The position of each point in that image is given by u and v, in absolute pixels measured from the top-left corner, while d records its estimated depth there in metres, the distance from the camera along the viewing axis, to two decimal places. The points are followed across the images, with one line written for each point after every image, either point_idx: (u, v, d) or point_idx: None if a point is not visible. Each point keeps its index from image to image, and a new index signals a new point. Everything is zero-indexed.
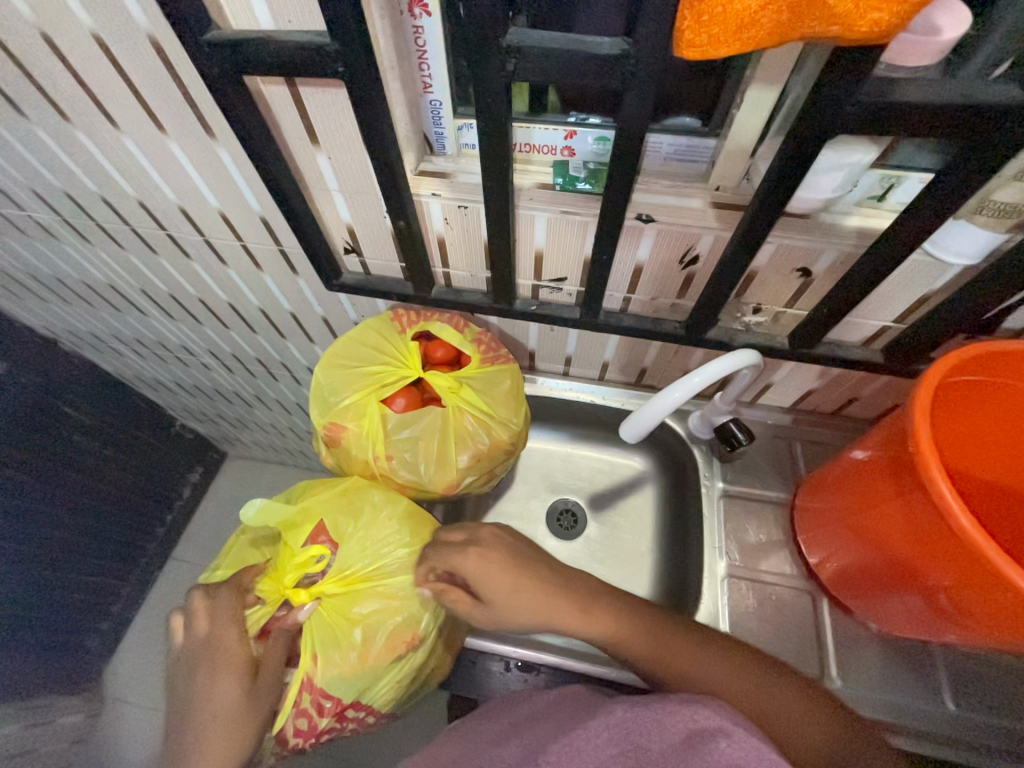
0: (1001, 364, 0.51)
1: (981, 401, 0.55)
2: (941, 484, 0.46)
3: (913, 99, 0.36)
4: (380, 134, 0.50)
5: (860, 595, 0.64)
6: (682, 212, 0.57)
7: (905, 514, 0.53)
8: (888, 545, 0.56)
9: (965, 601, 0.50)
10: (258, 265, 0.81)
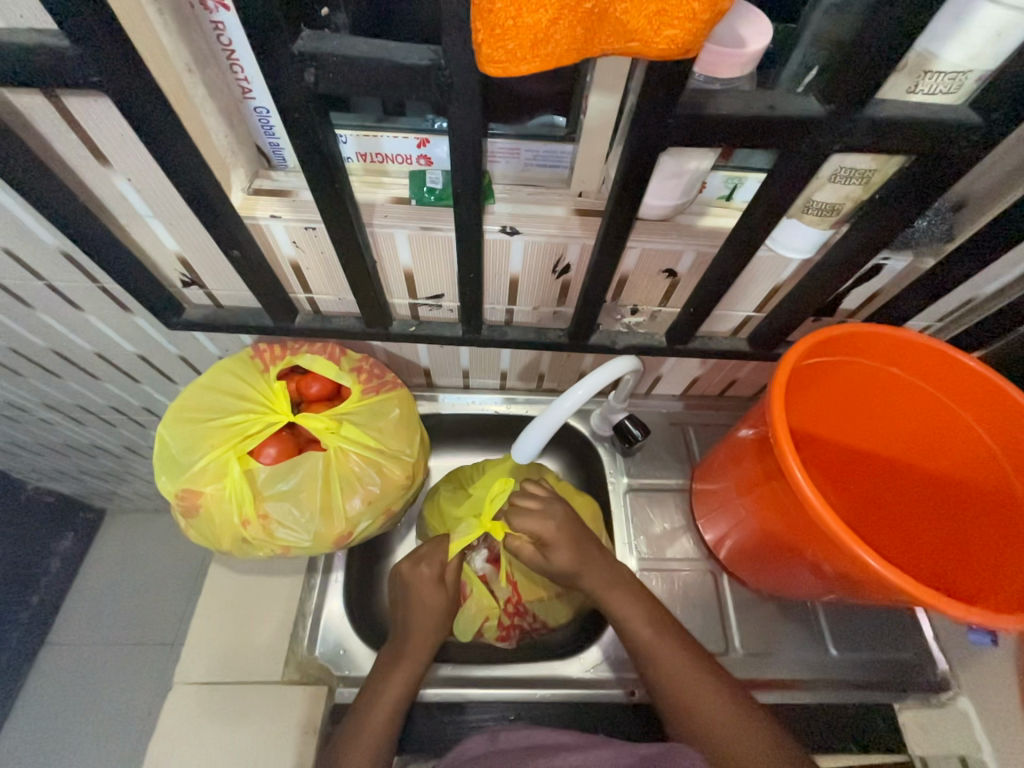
0: (844, 347, 0.55)
1: (834, 380, 0.59)
2: (796, 469, 0.49)
3: (728, 111, 0.36)
4: (177, 154, 0.42)
5: (755, 570, 0.68)
6: (546, 222, 0.55)
7: (778, 495, 0.56)
8: (771, 523, 0.59)
9: (829, 569, 0.54)
10: (77, 305, 0.67)
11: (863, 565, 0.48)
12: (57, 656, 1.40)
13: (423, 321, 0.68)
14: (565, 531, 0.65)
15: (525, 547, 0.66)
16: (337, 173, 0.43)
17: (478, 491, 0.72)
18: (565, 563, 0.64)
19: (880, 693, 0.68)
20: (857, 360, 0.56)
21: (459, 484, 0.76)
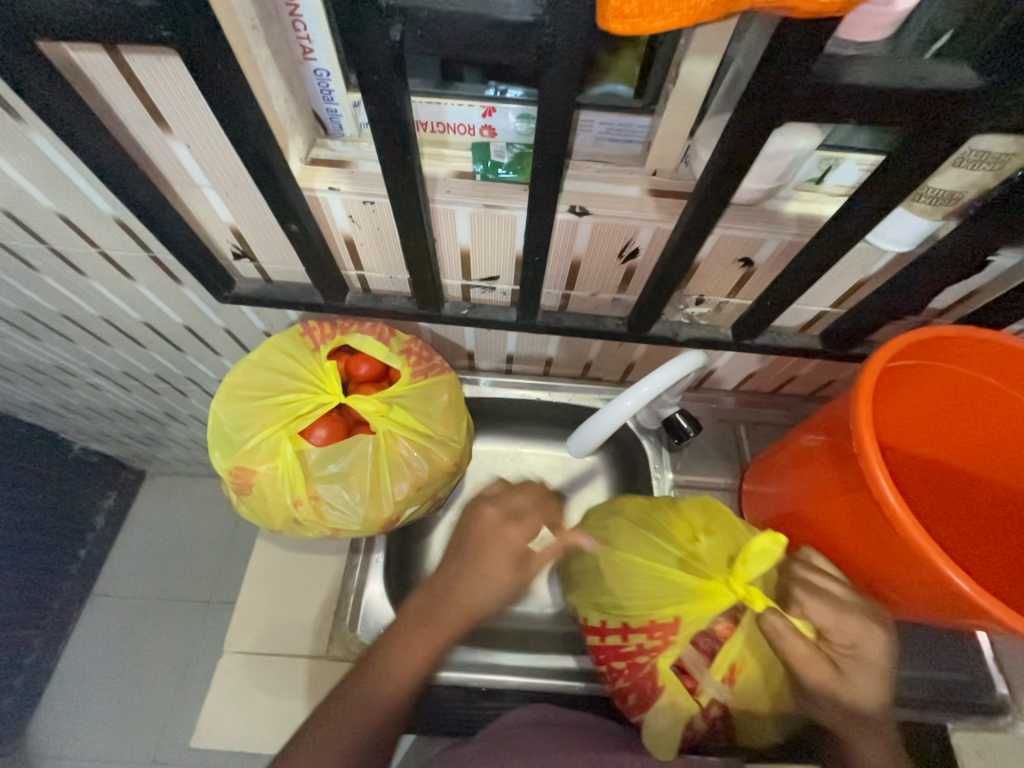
0: (937, 349, 0.51)
1: (919, 384, 0.55)
2: (882, 479, 0.46)
3: (866, 81, 0.31)
4: (244, 120, 0.39)
5: None
6: (618, 202, 0.51)
7: (853, 502, 0.52)
8: (835, 533, 0.56)
9: (901, 584, 0.51)
10: (129, 275, 0.67)
11: (946, 583, 0.44)
12: (105, 605, 1.48)
13: (474, 304, 0.65)
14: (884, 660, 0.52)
15: (794, 638, 0.52)
16: (410, 144, 0.40)
17: (722, 532, 0.60)
18: (872, 693, 0.51)
19: (937, 712, 0.65)
20: (947, 365, 0.52)
21: (643, 526, 0.62)
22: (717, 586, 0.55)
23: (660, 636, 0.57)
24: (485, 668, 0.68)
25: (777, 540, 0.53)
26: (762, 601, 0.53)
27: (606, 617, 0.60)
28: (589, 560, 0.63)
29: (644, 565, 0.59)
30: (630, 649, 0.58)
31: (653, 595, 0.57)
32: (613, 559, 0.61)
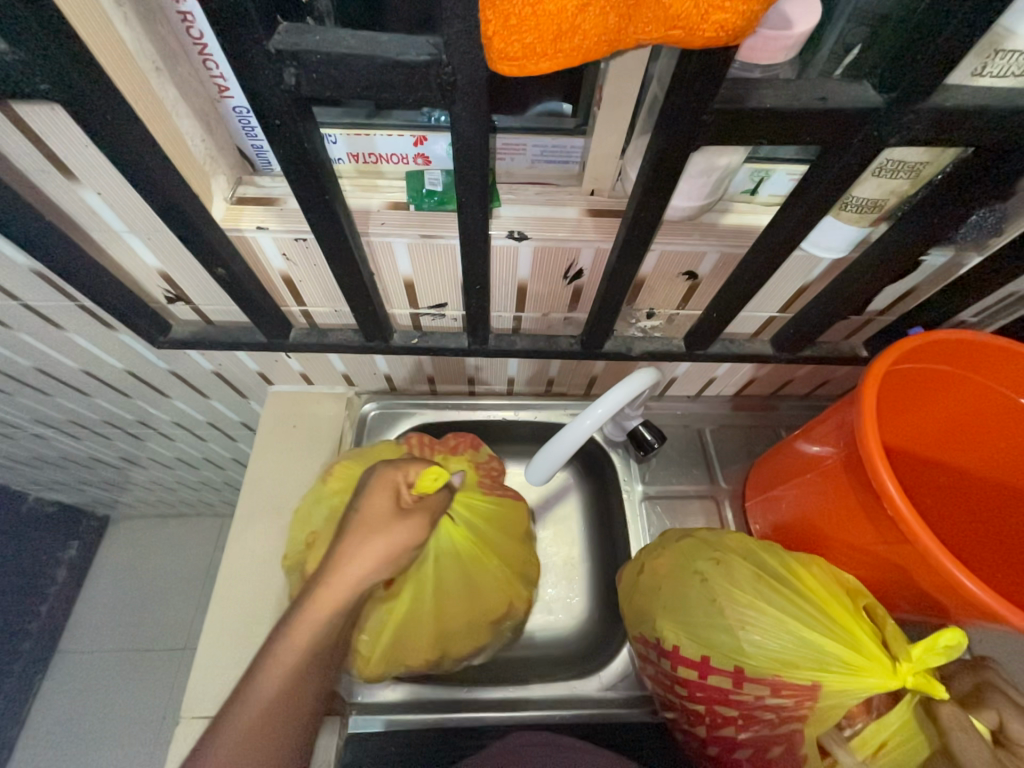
0: (928, 352, 0.52)
1: (915, 386, 0.56)
2: (887, 483, 0.46)
3: (772, 104, 0.32)
4: (147, 166, 0.37)
5: None
6: (557, 225, 0.50)
7: (866, 509, 0.52)
8: (847, 538, 0.57)
9: (908, 582, 0.52)
10: (58, 324, 0.63)
11: (959, 589, 0.45)
12: (72, 664, 1.40)
13: (425, 332, 0.64)
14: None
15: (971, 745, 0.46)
16: (327, 182, 0.38)
17: (824, 580, 0.55)
18: None
19: None
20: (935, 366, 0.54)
21: (764, 575, 0.55)
22: (881, 660, 0.49)
23: (788, 695, 0.51)
24: (465, 705, 0.65)
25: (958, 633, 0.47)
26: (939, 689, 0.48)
27: (710, 652, 0.53)
28: (702, 586, 0.56)
29: (765, 608, 0.53)
30: (742, 697, 0.52)
31: (787, 646, 0.51)
32: (733, 598, 0.54)
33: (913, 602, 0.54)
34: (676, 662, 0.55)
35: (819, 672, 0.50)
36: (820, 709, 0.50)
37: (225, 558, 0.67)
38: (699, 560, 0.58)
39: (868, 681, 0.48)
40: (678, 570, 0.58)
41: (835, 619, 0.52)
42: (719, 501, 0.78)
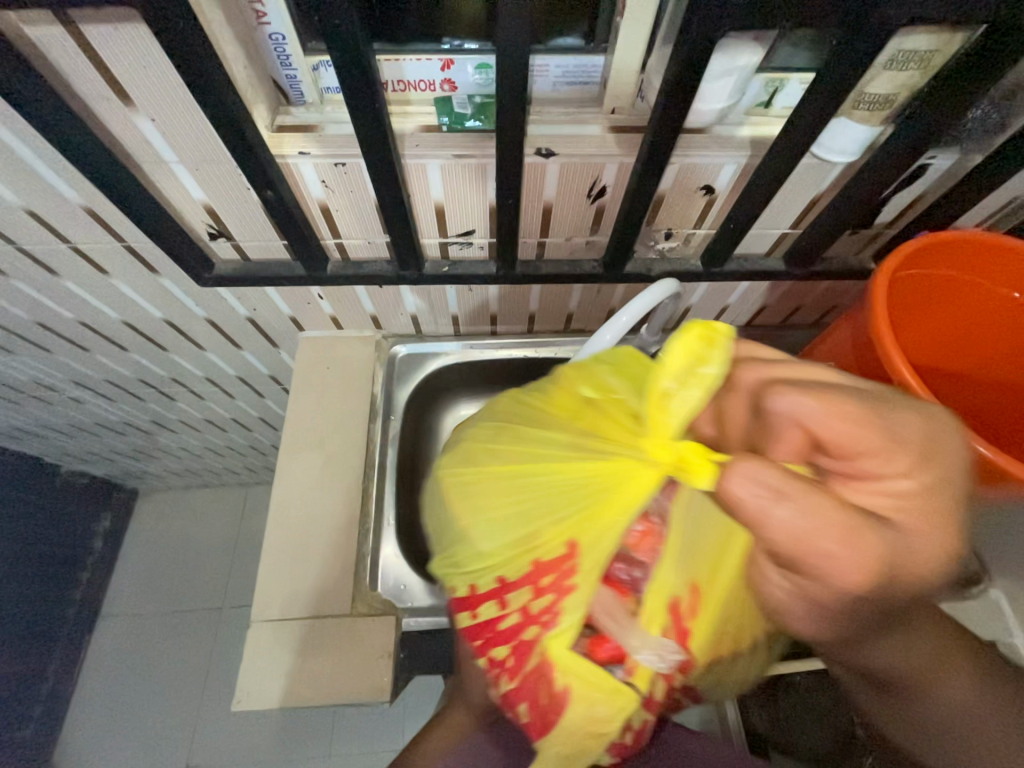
0: (935, 254, 0.56)
1: (922, 292, 0.60)
2: (905, 370, 0.52)
3: None
4: (207, 77, 0.40)
5: None
6: (582, 142, 0.53)
7: None
8: None
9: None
10: (103, 269, 0.66)
11: (967, 457, 0.49)
12: (118, 625, 1.48)
13: (454, 262, 0.67)
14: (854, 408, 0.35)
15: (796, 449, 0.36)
16: (375, 90, 0.41)
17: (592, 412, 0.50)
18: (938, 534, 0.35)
19: None
20: (941, 269, 0.58)
21: (512, 428, 0.52)
22: (641, 459, 0.43)
23: (545, 599, 0.45)
24: None
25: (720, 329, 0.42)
26: (714, 475, 0.36)
27: (496, 567, 0.48)
28: (448, 498, 0.52)
29: (500, 471, 0.50)
30: (512, 613, 0.47)
31: (536, 511, 0.47)
32: (468, 490, 0.51)
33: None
34: (475, 604, 0.49)
35: (591, 528, 0.45)
36: (582, 591, 0.44)
37: (276, 486, 0.72)
38: (448, 465, 0.54)
39: (615, 512, 0.44)
40: (439, 480, 0.54)
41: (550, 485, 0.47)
42: None
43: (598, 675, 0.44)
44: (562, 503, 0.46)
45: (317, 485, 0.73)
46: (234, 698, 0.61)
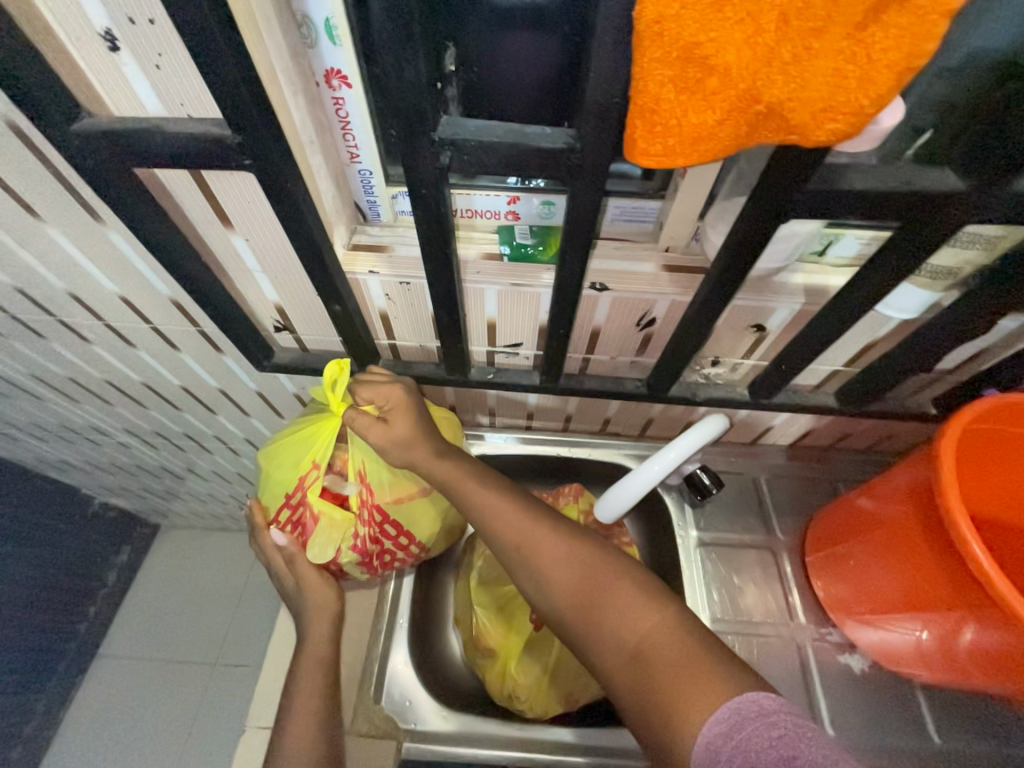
0: (1008, 416, 0.52)
1: (994, 450, 0.56)
2: (973, 546, 0.46)
3: (860, 186, 0.36)
4: (301, 218, 0.44)
5: (877, 644, 0.64)
6: (635, 279, 0.55)
7: (947, 569, 0.52)
8: (926, 600, 0.55)
9: (991, 649, 0.51)
10: (175, 346, 0.71)
11: None
12: (107, 671, 1.41)
13: (499, 368, 0.68)
14: (409, 401, 0.59)
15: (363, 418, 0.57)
16: (449, 238, 0.45)
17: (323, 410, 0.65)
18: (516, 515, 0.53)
19: None
20: (1016, 430, 0.54)
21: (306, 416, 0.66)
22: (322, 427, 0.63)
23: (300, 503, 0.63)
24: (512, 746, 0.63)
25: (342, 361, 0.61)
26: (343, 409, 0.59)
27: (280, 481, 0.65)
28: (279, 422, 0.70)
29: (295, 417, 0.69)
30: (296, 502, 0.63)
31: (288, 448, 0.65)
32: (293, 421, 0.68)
33: (991, 672, 0.53)
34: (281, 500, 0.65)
35: (369, 466, 0.63)
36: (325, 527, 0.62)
37: None
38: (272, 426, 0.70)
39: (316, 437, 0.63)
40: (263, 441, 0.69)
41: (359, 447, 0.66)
42: (776, 553, 0.77)
43: (333, 537, 0.62)
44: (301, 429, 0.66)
45: None
46: None
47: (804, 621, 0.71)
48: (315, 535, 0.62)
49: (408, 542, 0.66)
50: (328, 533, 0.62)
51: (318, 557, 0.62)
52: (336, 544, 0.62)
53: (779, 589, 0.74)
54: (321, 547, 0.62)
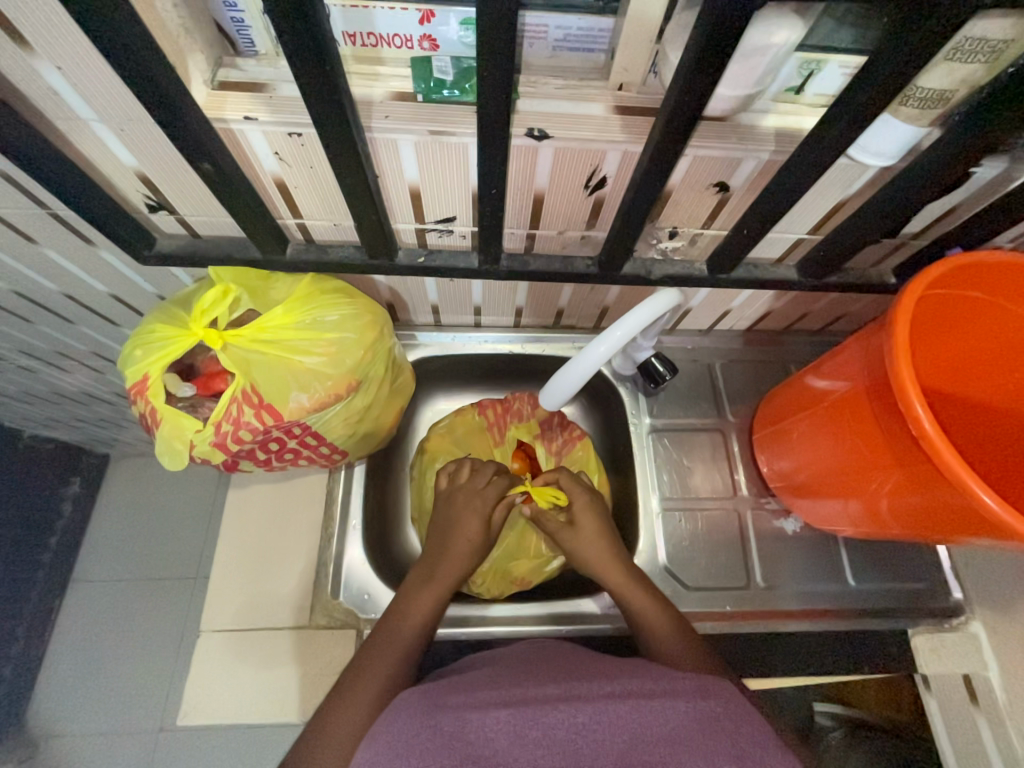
0: (971, 277, 0.50)
1: (949, 317, 0.54)
2: (917, 406, 0.46)
3: None
4: (109, 18, 0.32)
5: (812, 510, 0.68)
6: (582, 124, 0.45)
7: (888, 434, 0.52)
8: (862, 465, 0.57)
9: (916, 505, 0.53)
10: (31, 238, 0.58)
11: (980, 508, 0.45)
12: None
13: (432, 251, 0.60)
14: (236, 358, 0.51)
15: (246, 349, 0.51)
16: (326, 52, 0.34)
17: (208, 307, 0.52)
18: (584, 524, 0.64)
19: (904, 618, 0.69)
20: (972, 292, 0.51)
21: (179, 310, 0.54)
22: (197, 324, 0.51)
23: (152, 406, 0.51)
24: (468, 623, 0.66)
25: (227, 289, 0.53)
26: (215, 333, 0.50)
27: (140, 376, 0.51)
28: (155, 307, 0.57)
29: (173, 304, 0.56)
30: (150, 405, 0.51)
31: (154, 342, 0.51)
32: (168, 309, 0.55)
33: (909, 527, 0.56)
34: (136, 398, 0.52)
35: (260, 379, 0.51)
36: (175, 433, 0.50)
37: (232, 484, 0.66)
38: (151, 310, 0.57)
39: (189, 337, 0.50)
40: (137, 327, 0.55)
41: (263, 346, 0.52)
42: (726, 434, 0.78)
43: (196, 445, 0.51)
44: (178, 320, 0.53)
45: (278, 486, 0.67)
46: (181, 709, 0.58)
47: (747, 494, 0.75)
48: (164, 442, 0.51)
49: (316, 442, 0.57)
50: (177, 439, 0.51)
51: (173, 464, 0.52)
52: (186, 449, 0.51)
53: (726, 467, 0.76)
54: (170, 454, 0.51)
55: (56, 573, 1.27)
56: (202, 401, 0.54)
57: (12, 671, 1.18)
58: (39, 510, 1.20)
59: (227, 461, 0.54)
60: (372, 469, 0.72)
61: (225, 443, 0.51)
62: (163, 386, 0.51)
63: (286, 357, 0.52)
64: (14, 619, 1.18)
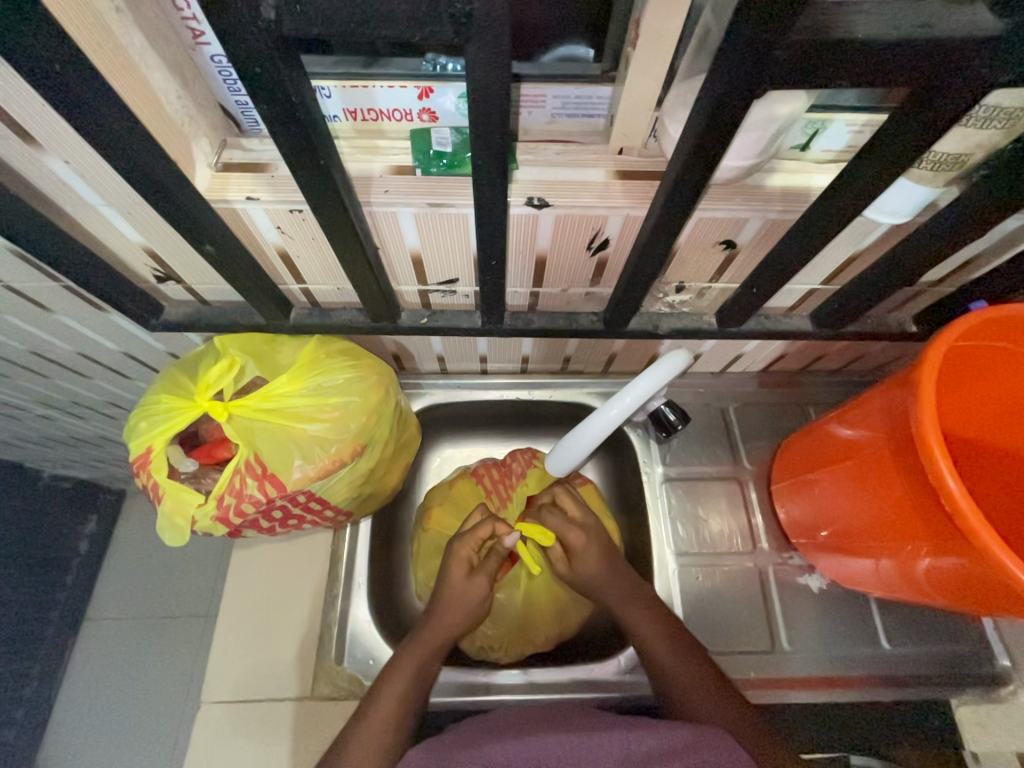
0: (999, 331, 0.47)
1: (978, 369, 0.51)
2: (947, 476, 0.43)
3: (851, 41, 0.27)
4: (111, 124, 0.32)
5: (838, 567, 0.64)
6: (582, 190, 0.45)
7: (917, 497, 0.49)
8: (891, 526, 0.53)
9: (950, 573, 0.49)
10: (45, 307, 0.59)
11: (1018, 586, 0.41)
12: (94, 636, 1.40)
13: (435, 309, 0.60)
14: (240, 428, 0.51)
15: (251, 420, 0.51)
16: (323, 144, 0.34)
17: (212, 378, 0.52)
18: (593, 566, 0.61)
19: (947, 686, 0.64)
20: (999, 345, 0.49)
21: (184, 378, 0.54)
22: (203, 397, 0.51)
23: (155, 480, 0.50)
24: (476, 691, 0.63)
25: (234, 359, 0.53)
26: (221, 405, 0.50)
27: (145, 450, 0.51)
28: (159, 374, 0.57)
29: (176, 370, 0.56)
30: (153, 479, 0.50)
31: (159, 414, 0.51)
32: (171, 376, 0.55)
33: (948, 596, 0.52)
34: (139, 471, 0.51)
35: (264, 449, 0.50)
36: (179, 507, 0.50)
37: (237, 545, 0.66)
38: (157, 377, 0.57)
39: (194, 410, 0.50)
40: (142, 397, 0.55)
41: (267, 416, 0.51)
42: (743, 482, 0.75)
43: (200, 517, 0.50)
44: (182, 390, 0.53)
45: (282, 546, 0.66)
46: None
47: (767, 548, 0.71)
48: (166, 516, 0.50)
49: (321, 506, 0.56)
50: (179, 514, 0.50)
51: (174, 539, 0.51)
52: (188, 524, 0.50)
53: (744, 518, 0.73)
54: (171, 531, 0.50)
55: (70, 616, 1.27)
56: (206, 473, 0.54)
57: (23, 717, 1.17)
58: (55, 550, 1.21)
59: (230, 531, 0.53)
60: (377, 524, 0.71)
61: (229, 515, 0.50)
62: (166, 460, 0.51)
63: (289, 425, 0.51)
64: (27, 663, 1.17)
